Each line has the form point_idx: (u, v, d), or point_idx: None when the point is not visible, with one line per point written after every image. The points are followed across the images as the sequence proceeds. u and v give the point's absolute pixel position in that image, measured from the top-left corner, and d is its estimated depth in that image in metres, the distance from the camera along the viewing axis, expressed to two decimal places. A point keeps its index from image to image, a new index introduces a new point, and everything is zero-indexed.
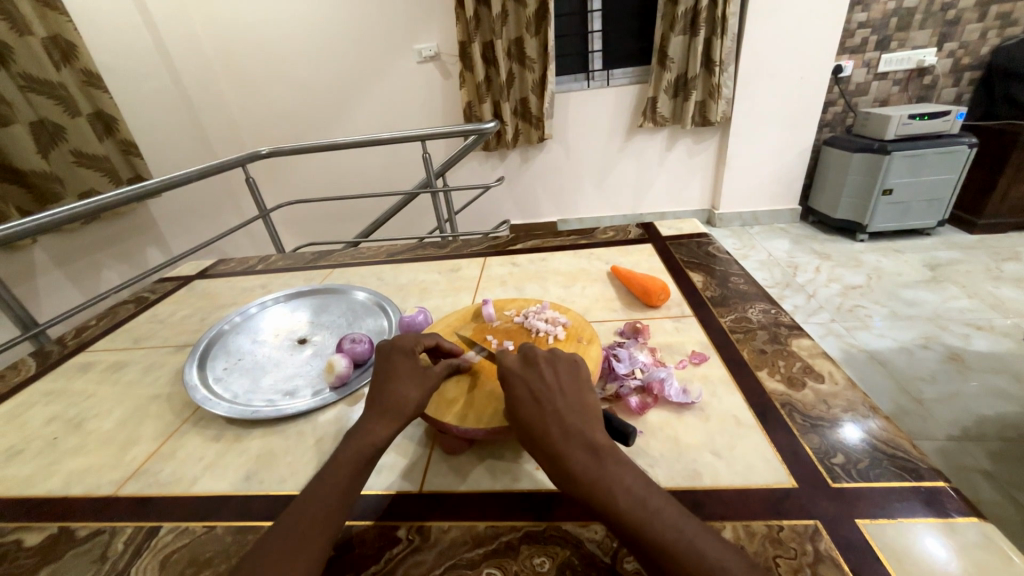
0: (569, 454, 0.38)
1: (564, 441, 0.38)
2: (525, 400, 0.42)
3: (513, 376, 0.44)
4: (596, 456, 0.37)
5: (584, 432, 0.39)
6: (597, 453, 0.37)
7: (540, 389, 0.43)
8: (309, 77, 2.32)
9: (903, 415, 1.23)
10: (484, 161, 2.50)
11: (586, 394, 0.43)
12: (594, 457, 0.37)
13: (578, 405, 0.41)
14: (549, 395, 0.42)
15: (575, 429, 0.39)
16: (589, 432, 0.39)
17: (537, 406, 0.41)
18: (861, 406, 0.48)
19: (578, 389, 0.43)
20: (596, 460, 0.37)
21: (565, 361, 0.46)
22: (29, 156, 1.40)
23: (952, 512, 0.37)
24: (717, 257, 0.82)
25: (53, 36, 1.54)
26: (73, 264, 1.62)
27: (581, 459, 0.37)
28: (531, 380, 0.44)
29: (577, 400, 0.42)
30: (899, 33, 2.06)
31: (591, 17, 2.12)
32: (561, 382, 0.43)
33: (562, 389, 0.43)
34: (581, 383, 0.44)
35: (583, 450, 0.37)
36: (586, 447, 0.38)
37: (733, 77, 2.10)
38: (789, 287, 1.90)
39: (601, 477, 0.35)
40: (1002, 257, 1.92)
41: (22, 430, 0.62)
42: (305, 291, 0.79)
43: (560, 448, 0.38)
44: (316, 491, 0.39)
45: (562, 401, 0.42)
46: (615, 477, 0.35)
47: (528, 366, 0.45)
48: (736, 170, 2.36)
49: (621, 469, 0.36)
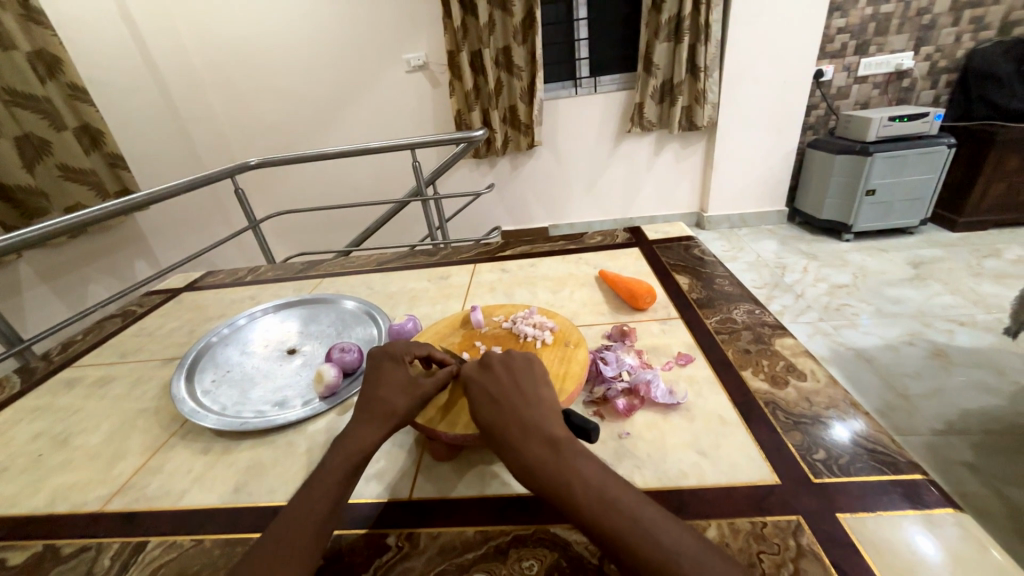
0: (527, 451, 0.38)
1: (522, 438, 0.39)
2: (484, 403, 0.43)
3: (470, 381, 0.46)
4: (554, 450, 0.38)
5: (542, 428, 0.40)
6: (555, 447, 0.38)
7: (497, 391, 0.44)
8: (298, 87, 2.32)
9: (891, 411, 1.24)
10: (474, 168, 2.51)
11: (544, 391, 0.44)
12: (552, 451, 0.38)
13: (534, 402, 0.42)
14: (506, 395, 0.43)
15: (532, 425, 0.40)
16: (547, 427, 0.40)
17: (495, 407, 0.43)
18: (842, 402, 0.49)
19: (535, 387, 0.44)
20: (554, 454, 0.37)
21: (520, 361, 0.47)
22: (14, 171, 1.39)
23: (931, 504, 0.38)
24: (702, 259, 0.83)
25: (37, 50, 1.53)
26: (59, 279, 1.60)
27: (540, 455, 0.38)
28: (488, 384, 0.45)
29: (535, 397, 0.43)
30: (877, 38, 2.11)
31: (578, 25, 2.15)
32: (518, 382, 0.45)
33: (519, 389, 0.44)
34: (537, 381, 0.45)
35: (541, 446, 0.38)
36: (544, 442, 0.38)
37: (718, 82, 2.14)
38: (777, 287, 1.92)
39: (559, 471, 0.36)
40: (983, 254, 1.97)
41: (6, 447, 0.61)
42: (295, 302, 0.79)
43: (519, 446, 0.39)
44: (302, 500, 0.39)
45: (520, 400, 0.43)
46: (572, 468, 0.36)
47: (484, 371, 0.46)
48: (722, 173, 2.40)
49: (578, 461, 0.37)
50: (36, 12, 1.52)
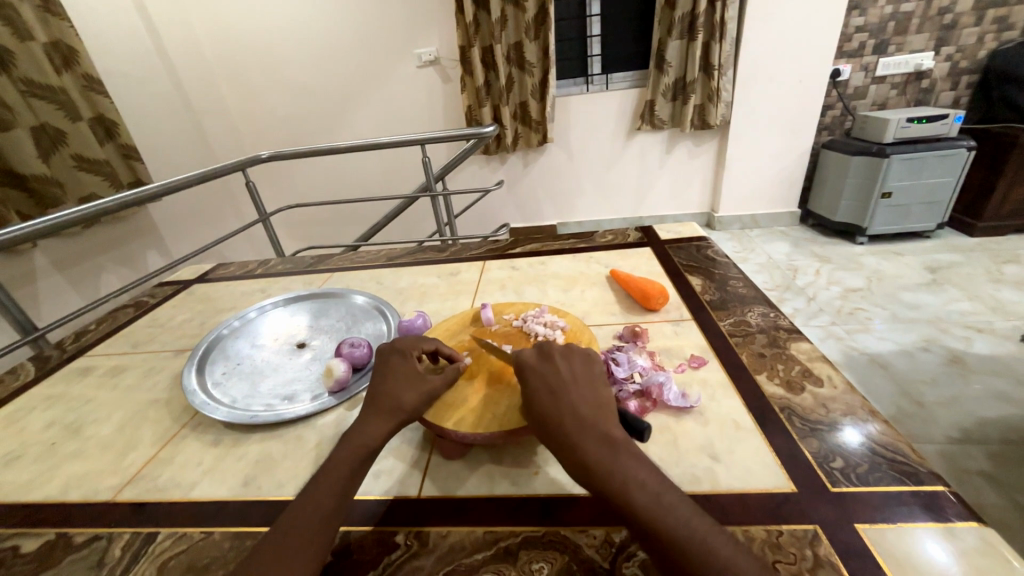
0: (584, 445, 0.37)
1: (579, 432, 0.38)
2: (540, 392, 0.43)
3: (527, 368, 0.45)
4: (611, 449, 0.37)
5: (600, 426, 0.39)
6: (613, 446, 0.37)
7: (555, 382, 0.43)
8: (309, 81, 2.33)
9: (904, 418, 1.22)
10: (484, 165, 2.51)
11: (601, 389, 0.43)
12: (610, 449, 0.37)
13: (593, 399, 0.42)
14: (564, 388, 0.42)
15: (591, 422, 0.39)
16: (605, 426, 0.39)
17: (552, 397, 0.42)
18: (860, 409, 0.48)
19: (593, 383, 0.43)
20: (611, 453, 0.37)
21: (581, 355, 0.46)
22: (29, 161, 1.40)
23: (952, 517, 0.37)
24: (715, 260, 0.82)
25: (54, 41, 1.55)
26: (72, 268, 1.62)
27: (597, 452, 0.37)
28: (546, 374, 0.44)
29: (592, 394, 0.42)
30: (897, 37, 2.07)
31: (591, 21, 2.13)
32: (576, 376, 0.44)
33: (577, 383, 0.43)
34: (596, 377, 0.44)
35: (598, 442, 0.37)
36: (602, 439, 0.38)
37: (732, 81, 2.11)
38: (788, 289, 1.90)
39: (616, 470, 0.35)
40: (1001, 259, 1.92)
41: (20, 435, 0.62)
42: (305, 295, 0.79)
43: (575, 440, 0.38)
44: (311, 495, 0.39)
45: (578, 395, 0.42)
46: (631, 469, 0.35)
47: (544, 360, 0.45)
48: (734, 173, 2.37)
49: (636, 464, 0.36)
50: (53, 3, 1.53)
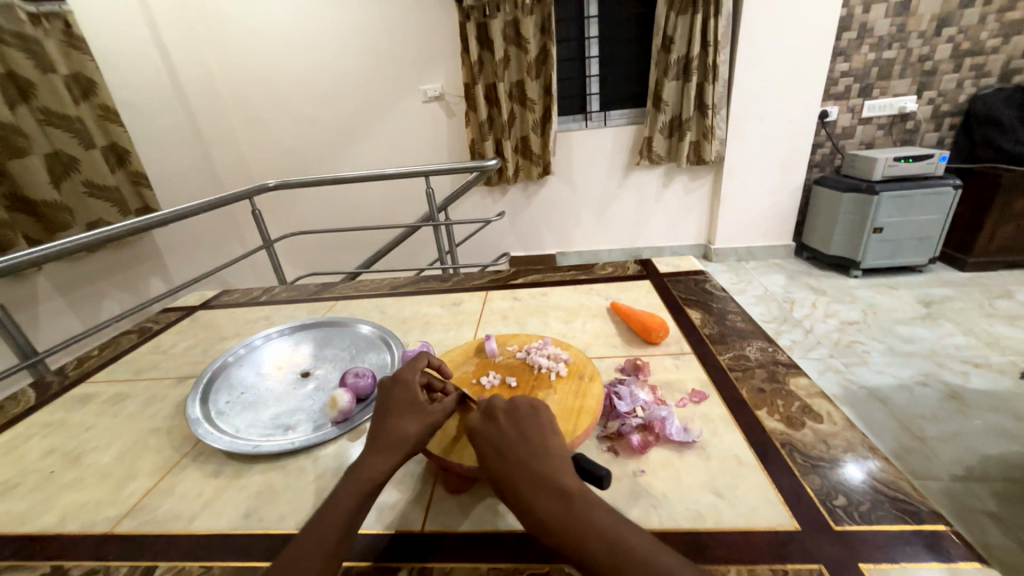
0: (540, 509, 0.37)
1: (533, 494, 0.38)
2: (491, 457, 0.41)
3: (474, 433, 0.44)
4: (567, 505, 0.36)
5: (552, 480, 0.38)
6: (568, 501, 0.37)
7: (503, 442, 0.42)
8: (319, 114, 2.41)
9: (906, 454, 1.21)
10: (486, 196, 2.57)
11: (547, 435, 0.42)
12: (566, 506, 0.36)
13: (540, 450, 0.41)
14: (511, 448, 0.41)
15: (543, 480, 0.38)
16: (557, 478, 0.38)
17: (501, 460, 0.41)
18: (860, 446, 0.49)
19: (540, 434, 0.42)
20: (567, 510, 0.36)
21: (524, 407, 0.45)
22: (42, 187, 1.44)
23: (955, 557, 0.37)
24: (713, 294, 0.84)
25: (75, 74, 1.62)
26: (75, 292, 1.63)
27: (553, 511, 0.36)
28: (491, 433, 0.43)
29: (540, 445, 0.41)
30: (881, 82, 2.17)
31: (590, 62, 2.24)
32: (523, 431, 0.43)
33: (521, 438, 0.42)
34: (542, 426, 0.43)
35: (552, 500, 0.37)
36: (556, 495, 0.37)
37: (725, 119, 2.20)
38: (786, 322, 1.91)
39: (575, 528, 0.35)
40: (993, 294, 1.96)
41: (18, 463, 0.61)
42: (310, 324, 0.80)
43: (529, 504, 0.37)
44: (314, 527, 0.39)
45: (525, 450, 0.41)
46: (590, 524, 0.35)
47: (488, 422, 0.44)
48: (730, 208, 2.43)
49: (593, 516, 0.36)
50: (77, 39, 1.61)
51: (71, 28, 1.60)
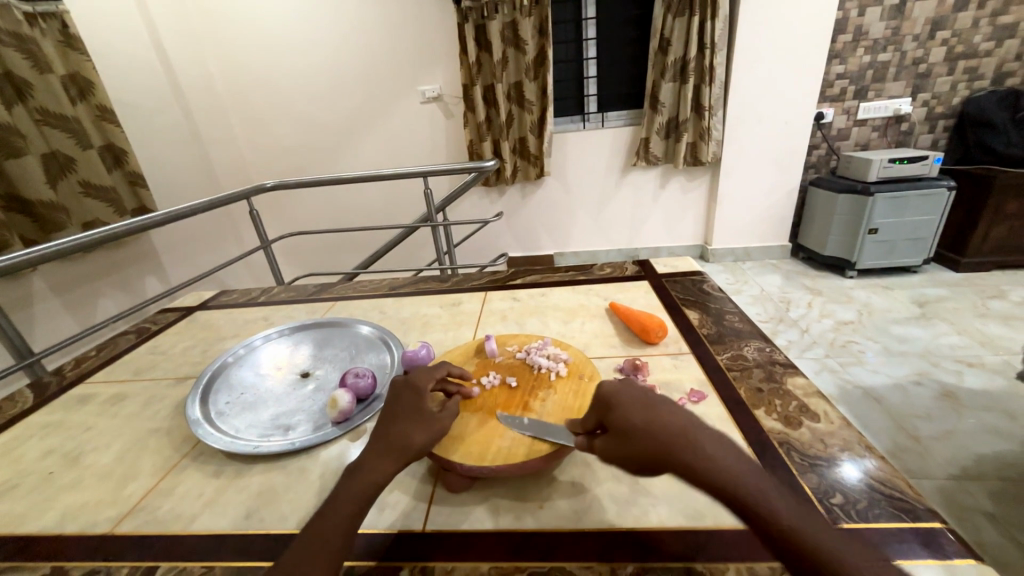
0: (715, 455, 0.37)
1: (703, 442, 0.38)
2: (644, 410, 0.41)
3: (619, 390, 0.43)
4: (737, 458, 0.37)
5: (714, 436, 0.39)
6: (737, 455, 0.38)
7: (651, 400, 0.42)
8: (316, 114, 2.41)
9: (901, 453, 1.22)
10: (483, 197, 2.57)
11: (680, 405, 0.44)
12: (736, 458, 0.37)
13: (686, 412, 0.42)
14: (654, 404, 0.41)
15: (707, 431, 0.39)
16: (715, 436, 0.39)
17: (658, 412, 0.40)
18: (857, 445, 0.49)
19: (674, 402, 0.44)
20: (740, 462, 0.37)
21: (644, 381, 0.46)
22: (38, 187, 1.43)
23: (950, 554, 0.37)
24: (711, 294, 0.84)
25: (72, 74, 1.61)
26: (70, 292, 1.62)
27: (728, 460, 0.37)
28: (635, 392, 0.43)
29: (681, 409, 0.42)
30: (876, 84, 2.19)
31: (587, 64, 2.25)
32: (661, 396, 0.43)
33: (664, 400, 0.43)
34: (667, 398, 0.45)
35: (721, 451, 0.37)
36: (726, 448, 0.38)
37: (722, 120, 2.21)
38: (782, 322, 1.93)
39: (754, 477, 0.36)
40: (987, 295, 1.98)
41: (17, 464, 0.61)
42: (309, 325, 0.80)
43: (702, 449, 0.37)
44: (314, 530, 0.39)
45: (674, 409, 0.41)
46: (762, 477, 0.36)
47: (628, 384, 0.44)
48: (727, 208, 2.45)
49: (759, 472, 0.37)
50: (73, 39, 1.61)
51: (68, 28, 1.60)
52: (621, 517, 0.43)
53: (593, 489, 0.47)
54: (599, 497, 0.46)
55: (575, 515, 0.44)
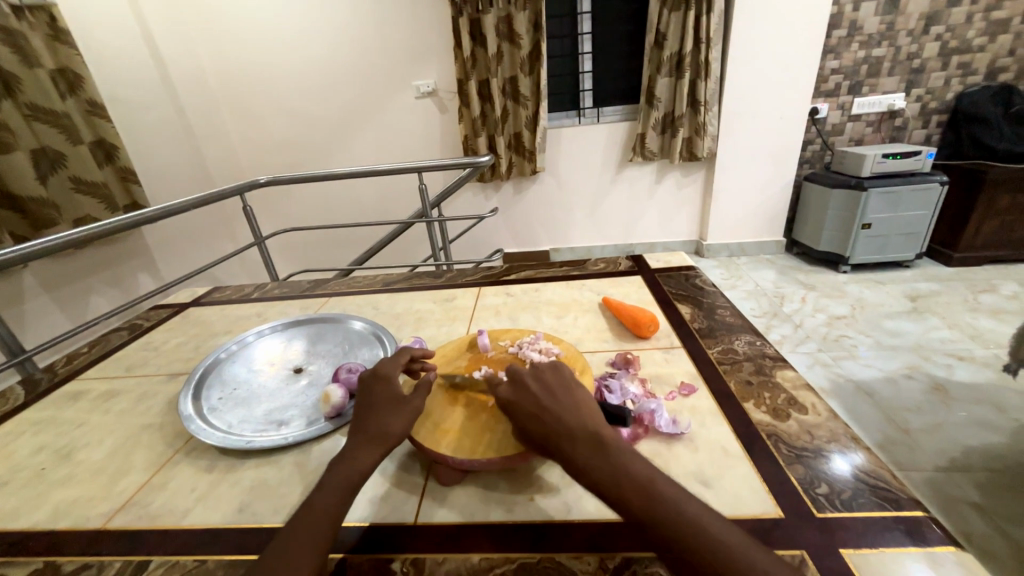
0: (578, 455, 0.40)
1: (570, 442, 0.41)
2: (527, 417, 0.44)
3: (507, 399, 0.47)
4: (602, 452, 0.39)
5: (585, 430, 0.41)
6: (603, 449, 0.40)
7: (536, 404, 0.45)
8: (311, 109, 2.39)
9: (891, 446, 1.24)
10: (479, 192, 2.56)
11: (576, 393, 0.46)
12: (601, 453, 0.39)
13: (571, 406, 0.44)
14: (542, 410, 0.44)
15: (578, 430, 0.41)
16: (593, 428, 0.42)
17: (538, 418, 0.44)
18: (844, 436, 0.50)
19: (570, 392, 0.46)
20: (601, 455, 0.39)
21: (548, 371, 0.49)
22: (27, 182, 1.41)
23: (933, 542, 0.38)
24: (703, 289, 0.85)
25: (61, 68, 1.59)
26: (61, 289, 1.61)
27: (591, 457, 0.39)
28: (524, 397, 0.46)
29: (570, 402, 0.45)
30: (870, 79, 2.20)
31: (583, 58, 2.24)
32: (553, 392, 0.46)
33: (553, 398, 0.45)
34: (569, 386, 0.47)
35: (586, 447, 0.40)
36: (593, 443, 0.40)
37: (717, 116, 2.21)
38: (776, 316, 1.94)
39: (613, 470, 0.38)
40: (978, 289, 1.99)
41: (8, 461, 0.61)
42: (303, 320, 0.80)
43: (568, 450, 0.40)
44: (301, 521, 0.40)
45: (558, 407, 0.44)
46: (627, 466, 0.38)
47: (520, 389, 0.47)
48: (722, 204, 2.45)
49: (628, 459, 0.39)
50: (62, 32, 1.59)
51: (56, 21, 1.58)
52: (610, 509, 0.44)
53: (583, 481, 0.47)
54: (589, 488, 0.46)
55: (565, 506, 0.45)
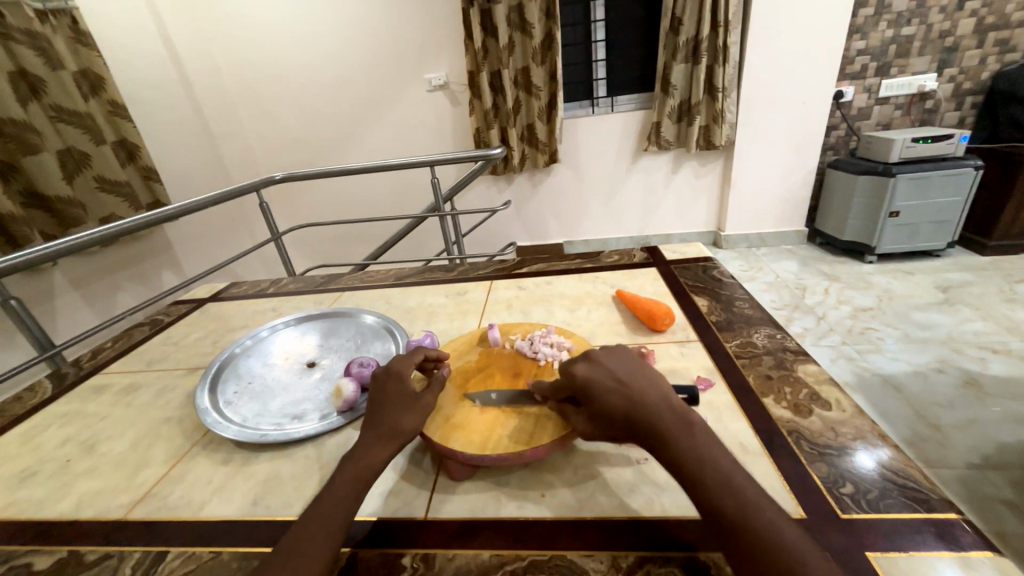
0: (667, 427, 0.40)
1: (661, 415, 0.40)
2: (610, 391, 0.43)
3: (590, 377, 0.45)
4: (690, 432, 0.39)
5: (678, 409, 0.41)
6: (692, 430, 0.40)
7: (625, 378, 0.44)
8: (324, 105, 2.40)
9: (920, 442, 1.19)
10: (491, 185, 2.55)
11: (659, 378, 0.45)
12: (690, 432, 0.39)
13: (660, 386, 0.44)
14: (637, 380, 0.44)
15: (671, 407, 0.41)
16: (684, 410, 0.41)
17: (628, 391, 0.43)
18: (870, 434, 0.48)
19: (652, 376, 0.45)
20: (691, 435, 0.39)
21: (627, 356, 0.47)
22: (55, 183, 1.46)
23: (967, 546, 0.36)
24: (721, 281, 0.82)
25: (84, 70, 1.63)
26: (89, 286, 1.66)
27: (679, 433, 0.39)
28: (606, 377, 0.45)
29: (656, 383, 0.44)
30: (899, 60, 2.10)
31: (596, 46, 2.20)
32: (637, 375, 0.45)
33: (640, 377, 0.44)
34: (644, 371, 0.46)
35: (677, 424, 0.40)
36: (683, 422, 0.40)
37: (735, 102, 2.15)
38: (797, 309, 1.88)
39: (697, 451, 0.38)
40: (1015, 278, 1.90)
41: (36, 452, 0.63)
42: (316, 315, 0.81)
43: (657, 421, 0.40)
44: (313, 515, 0.40)
45: (648, 383, 0.44)
46: (708, 451, 0.38)
47: (600, 367, 0.46)
48: (741, 193, 2.39)
49: (712, 445, 0.39)
50: (84, 35, 1.62)
51: (78, 24, 1.61)
52: (624, 507, 0.43)
53: (596, 478, 0.46)
54: (602, 485, 0.45)
55: (577, 503, 0.44)
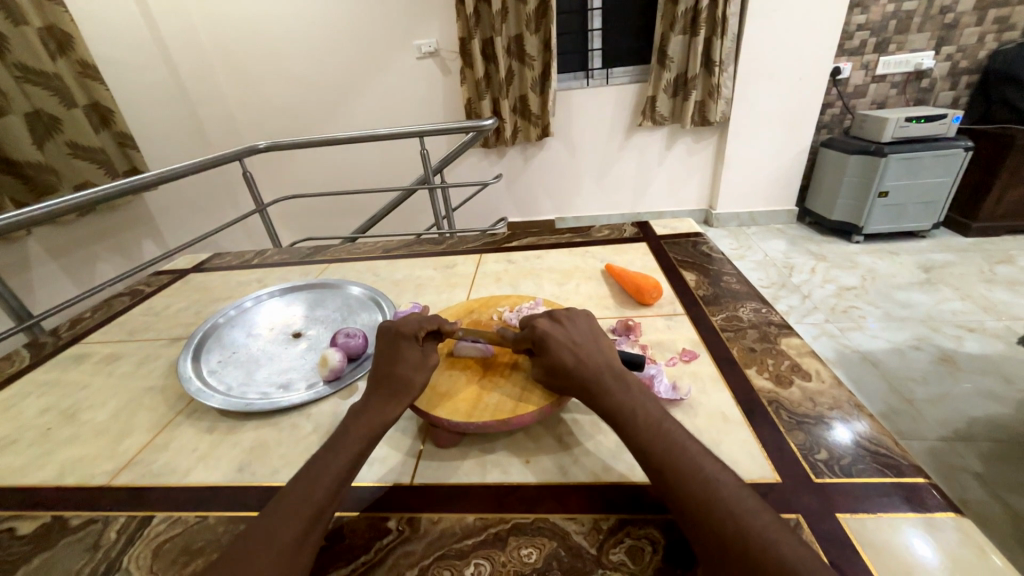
0: (603, 385, 0.43)
1: (597, 374, 0.44)
2: (561, 348, 0.46)
3: (547, 334, 0.47)
4: (625, 387, 0.43)
5: (613, 369, 0.45)
6: (627, 385, 0.43)
7: (574, 341, 0.47)
8: (309, 71, 2.31)
9: (893, 416, 1.24)
10: (483, 158, 2.50)
11: (603, 337, 0.49)
12: (624, 386, 0.43)
13: (601, 349, 0.47)
14: (581, 344, 0.47)
15: (607, 367, 0.44)
16: (621, 370, 0.45)
17: (575, 353, 0.46)
18: (847, 404, 0.49)
19: (598, 337, 0.48)
20: (625, 389, 0.43)
21: (583, 318, 0.51)
22: (25, 148, 1.40)
23: (932, 508, 0.38)
24: (710, 256, 0.82)
25: (49, 26, 1.52)
26: (67, 256, 1.61)
27: (614, 388, 0.43)
28: (561, 333, 0.48)
29: (599, 345, 0.47)
30: (898, 36, 2.07)
31: (592, 15, 2.12)
32: (586, 335, 0.48)
33: (589, 341, 0.47)
34: (596, 332, 0.49)
35: (613, 381, 0.43)
36: (618, 379, 0.44)
37: (732, 77, 2.11)
38: (784, 287, 1.91)
39: (628, 403, 0.41)
40: (995, 260, 1.94)
41: (15, 421, 0.62)
42: (301, 286, 0.80)
43: (596, 381, 0.43)
44: (304, 496, 0.38)
45: (591, 347, 0.47)
46: (638, 401, 0.42)
47: (557, 325, 0.49)
48: (734, 171, 2.37)
49: (643, 396, 0.42)
50: None
51: None
52: (607, 472, 0.44)
53: (581, 446, 0.47)
54: (585, 451, 0.46)
55: (559, 469, 0.45)
